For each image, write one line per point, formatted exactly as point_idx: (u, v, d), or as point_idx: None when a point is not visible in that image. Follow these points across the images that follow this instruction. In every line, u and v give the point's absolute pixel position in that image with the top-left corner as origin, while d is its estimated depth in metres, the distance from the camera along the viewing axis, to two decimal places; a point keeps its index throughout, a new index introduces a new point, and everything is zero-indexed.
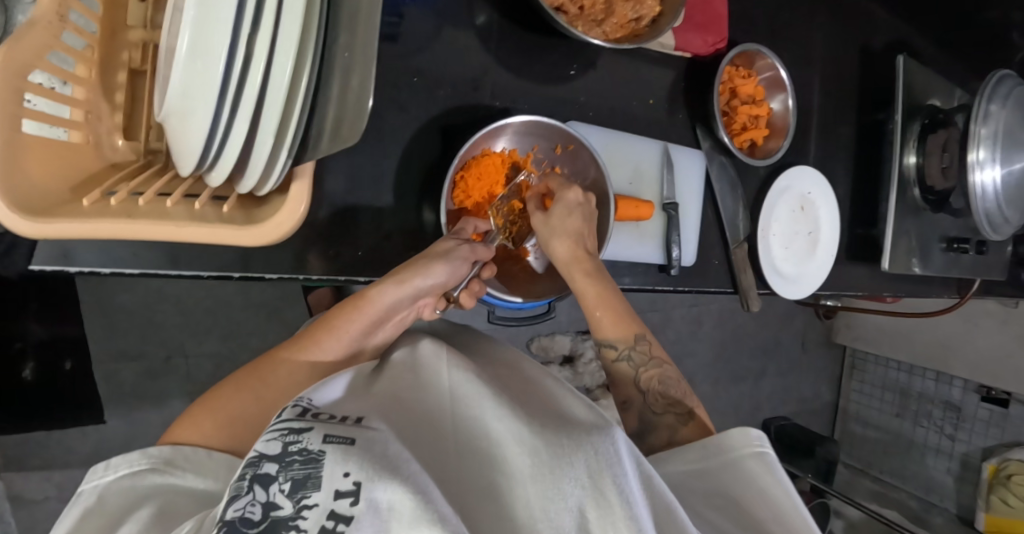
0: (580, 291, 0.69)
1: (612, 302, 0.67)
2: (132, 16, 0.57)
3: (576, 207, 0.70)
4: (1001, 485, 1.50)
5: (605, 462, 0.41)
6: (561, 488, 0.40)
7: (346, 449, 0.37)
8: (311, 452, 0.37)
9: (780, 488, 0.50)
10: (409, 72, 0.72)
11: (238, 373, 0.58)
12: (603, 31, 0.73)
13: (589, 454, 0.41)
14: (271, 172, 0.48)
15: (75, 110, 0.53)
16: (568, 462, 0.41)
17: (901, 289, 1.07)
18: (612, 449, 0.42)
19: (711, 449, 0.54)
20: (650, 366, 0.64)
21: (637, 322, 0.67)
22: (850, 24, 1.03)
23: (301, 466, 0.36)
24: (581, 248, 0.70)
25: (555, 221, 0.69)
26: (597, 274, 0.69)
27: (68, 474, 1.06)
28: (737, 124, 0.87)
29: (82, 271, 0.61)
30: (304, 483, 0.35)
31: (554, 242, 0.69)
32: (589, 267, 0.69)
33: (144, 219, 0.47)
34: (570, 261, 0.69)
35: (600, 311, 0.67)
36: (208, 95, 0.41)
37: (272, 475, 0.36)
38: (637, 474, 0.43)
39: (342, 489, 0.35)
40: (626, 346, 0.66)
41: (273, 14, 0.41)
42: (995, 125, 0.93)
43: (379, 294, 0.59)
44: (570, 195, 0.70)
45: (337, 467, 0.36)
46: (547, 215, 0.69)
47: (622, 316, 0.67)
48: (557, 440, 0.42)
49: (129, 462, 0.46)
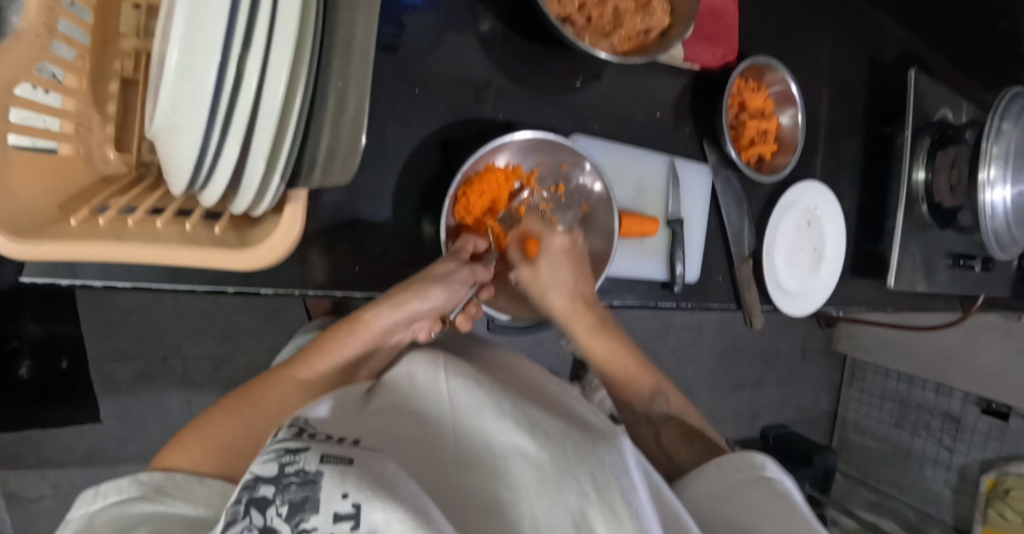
0: (590, 350, 0.72)
1: (623, 354, 0.71)
2: (124, 24, 0.55)
3: (565, 254, 0.73)
4: (999, 499, 1.49)
5: (612, 473, 0.39)
6: (565, 502, 0.38)
7: (344, 469, 0.35)
8: (309, 473, 0.34)
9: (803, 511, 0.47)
10: (411, 82, 0.70)
11: (228, 395, 0.57)
12: (611, 43, 0.71)
13: (595, 465, 0.39)
14: (264, 196, 0.46)
15: (65, 122, 0.51)
16: (573, 476, 0.39)
17: (906, 306, 1.05)
18: (619, 460, 0.40)
19: (728, 468, 0.52)
20: (670, 421, 0.65)
21: (652, 374, 0.70)
22: (861, 35, 1.01)
23: (298, 488, 0.34)
24: (580, 300, 0.72)
25: (548, 276, 0.72)
26: (605, 329, 0.72)
27: (62, 473, 1.05)
28: (745, 139, 0.85)
29: (75, 284, 0.60)
30: (302, 507, 0.33)
31: (551, 297, 0.72)
32: (590, 317, 0.72)
33: (134, 242, 0.45)
34: (572, 314, 0.71)
35: (613, 370, 0.71)
36: (198, 117, 0.40)
37: (269, 499, 0.33)
38: (644, 484, 0.40)
39: (341, 512, 0.33)
40: (645, 406, 0.67)
41: (265, 38, 0.39)
42: (1006, 144, 0.92)
43: (375, 317, 0.59)
44: (556, 243, 0.73)
45: (334, 489, 0.33)
46: (539, 270, 0.72)
47: (635, 371, 0.70)
48: (561, 452, 0.40)
49: (119, 489, 0.44)
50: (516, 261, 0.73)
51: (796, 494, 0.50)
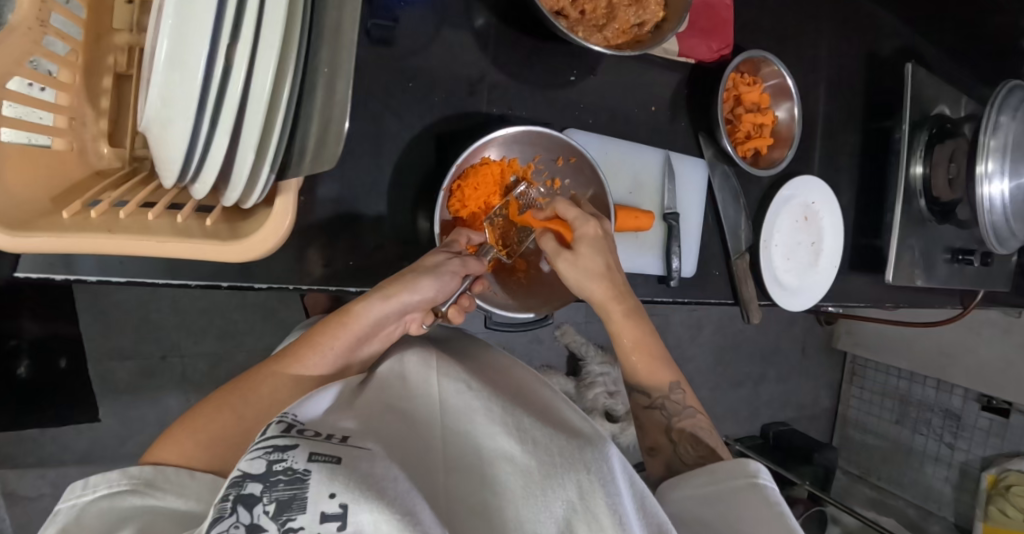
0: (619, 334, 0.67)
1: (649, 344, 0.67)
2: (118, 19, 0.55)
3: (601, 241, 0.67)
4: (1000, 495, 1.48)
5: (598, 482, 0.40)
6: (551, 508, 0.38)
7: (332, 468, 0.35)
8: (297, 472, 0.34)
9: (782, 522, 0.47)
10: (405, 77, 0.70)
11: (220, 389, 0.56)
12: (604, 37, 0.71)
13: (581, 473, 0.40)
14: (253, 187, 0.46)
15: (59, 116, 0.52)
16: (560, 483, 0.39)
17: (905, 301, 1.05)
18: (605, 468, 0.41)
19: (721, 473, 0.52)
20: (684, 417, 0.63)
21: (672, 368, 0.66)
22: (857, 29, 1.01)
23: (286, 486, 0.34)
24: (614, 284, 0.67)
25: (584, 262, 0.66)
26: (637, 314, 0.67)
27: (62, 472, 1.05)
28: (741, 133, 0.85)
29: (70, 279, 0.60)
30: (289, 505, 0.33)
31: (586, 284, 0.67)
32: (626, 305, 0.67)
33: (124, 233, 0.45)
34: (608, 302, 0.66)
35: (637, 355, 0.66)
36: (187, 109, 0.40)
37: (256, 496, 0.33)
38: (629, 492, 0.41)
39: (328, 512, 0.33)
40: (660, 394, 0.64)
41: (252, 27, 0.39)
42: (1004, 137, 0.92)
43: (366, 309, 0.58)
44: (589, 230, 0.67)
45: (323, 488, 0.33)
46: (578, 257, 0.66)
47: (659, 360, 0.66)
48: (548, 457, 0.41)
49: (108, 482, 0.43)
50: (553, 252, 0.67)
51: (784, 503, 0.49)
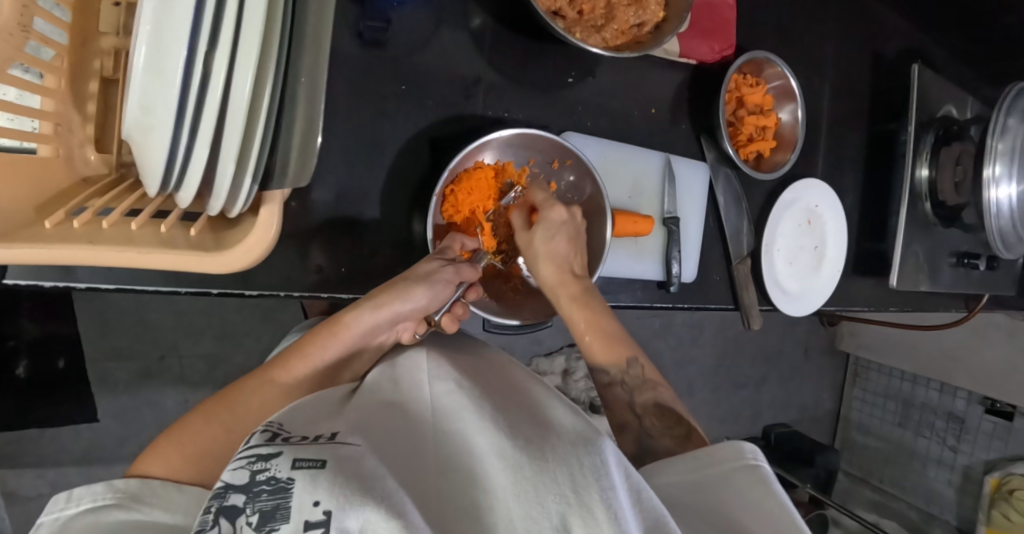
0: (568, 316, 0.68)
1: (601, 325, 0.67)
2: (104, 22, 0.54)
3: (562, 226, 0.70)
4: (1002, 500, 1.47)
5: (592, 474, 0.36)
6: (543, 502, 0.35)
7: (316, 473, 0.34)
8: (280, 480, 0.33)
9: (778, 503, 0.45)
10: (398, 79, 0.69)
11: (208, 401, 0.55)
12: (603, 38, 0.69)
13: (575, 467, 0.37)
14: (237, 197, 0.45)
15: (44, 123, 0.50)
16: (552, 478, 0.36)
17: (909, 306, 1.03)
18: (600, 461, 0.37)
19: (712, 457, 0.50)
20: (646, 391, 0.62)
21: (630, 343, 0.66)
22: (862, 27, 0.99)
23: (269, 497, 0.33)
24: (569, 271, 0.70)
25: (540, 243, 0.69)
26: (586, 297, 0.68)
27: (61, 472, 1.04)
28: (743, 136, 0.83)
29: (58, 286, 0.59)
30: (272, 515, 0.32)
31: (540, 264, 0.69)
32: (576, 288, 0.69)
33: (107, 244, 0.44)
34: (556, 285, 0.69)
35: (590, 336, 0.66)
36: (167, 118, 0.38)
37: (238, 508, 0.32)
38: (627, 486, 0.38)
39: (312, 520, 0.31)
40: (619, 371, 0.64)
41: (231, 33, 0.37)
42: (1012, 140, 0.90)
43: (356, 319, 0.58)
44: (554, 214, 0.70)
45: (306, 496, 0.32)
46: (534, 237, 0.69)
47: (611, 340, 0.66)
48: (540, 455, 0.38)
49: (92, 495, 0.42)
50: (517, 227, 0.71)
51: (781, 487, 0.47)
